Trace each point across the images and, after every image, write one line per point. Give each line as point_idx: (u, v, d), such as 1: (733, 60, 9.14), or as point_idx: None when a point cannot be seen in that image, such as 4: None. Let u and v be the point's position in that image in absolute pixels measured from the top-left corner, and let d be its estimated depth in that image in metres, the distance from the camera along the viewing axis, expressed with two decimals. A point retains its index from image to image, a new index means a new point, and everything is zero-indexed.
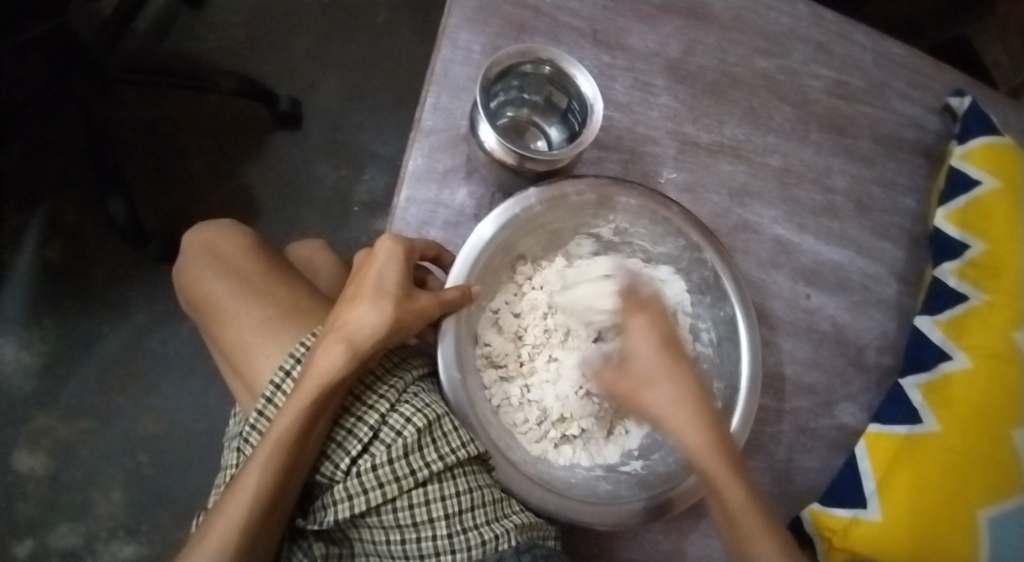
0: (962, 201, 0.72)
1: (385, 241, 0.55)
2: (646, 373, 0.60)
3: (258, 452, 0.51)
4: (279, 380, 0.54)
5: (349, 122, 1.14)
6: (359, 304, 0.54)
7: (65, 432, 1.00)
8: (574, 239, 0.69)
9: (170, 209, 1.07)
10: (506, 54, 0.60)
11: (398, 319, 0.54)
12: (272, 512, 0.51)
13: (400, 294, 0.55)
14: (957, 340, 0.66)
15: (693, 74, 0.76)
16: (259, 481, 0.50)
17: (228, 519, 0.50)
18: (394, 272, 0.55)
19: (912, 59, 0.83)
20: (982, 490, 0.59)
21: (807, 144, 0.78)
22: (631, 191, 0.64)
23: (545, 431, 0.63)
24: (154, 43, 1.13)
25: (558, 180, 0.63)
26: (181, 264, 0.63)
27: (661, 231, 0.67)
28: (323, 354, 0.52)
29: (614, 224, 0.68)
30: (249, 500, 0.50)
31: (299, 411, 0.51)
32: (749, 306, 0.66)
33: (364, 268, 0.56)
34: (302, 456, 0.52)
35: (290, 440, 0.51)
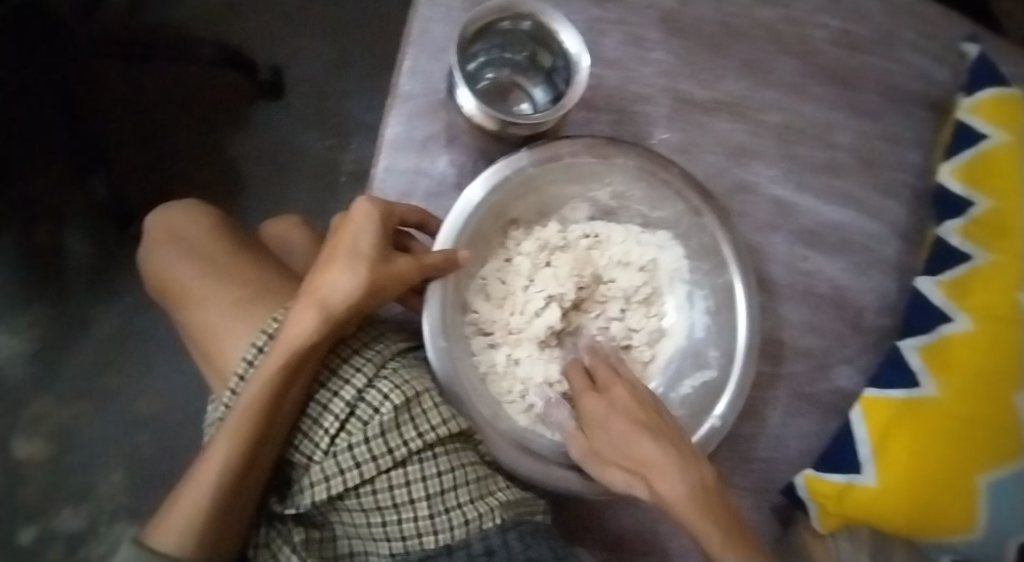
0: (968, 155, 0.69)
1: (363, 204, 0.53)
2: (621, 438, 0.51)
3: (227, 423, 0.51)
4: (251, 357, 0.53)
5: (335, 88, 1.11)
6: (333, 270, 0.52)
7: (65, 413, 1.00)
8: (566, 206, 0.67)
9: (155, 184, 1.05)
10: (484, 10, 0.57)
11: (373, 283, 0.52)
12: (245, 479, 0.51)
13: (376, 259, 0.53)
14: (959, 303, 0.64)
15: (690, 27, 0.72)
16: (230, 446, 0.50)
17: (200, 488, 0.51)
18: (368, 237, 0.53)
19: (919, 5, 0.79)
20: (988, 458, 0.58)
21: (807, 99, 0.75)
22: (629, 152, 0.62)
23: (530, 404, 0.60)
24: (131, 13, 1.09)
25: (551, 141, 0.60)
26: (144, 247, 0.61)
27: (660, 196, 0.65)
28: (295, 320, 0.51)
29: (611, 186, 0.65)
30: (222, 464, 0.50)
31: (268, 378, 0.50)
32: (746, 272, 0.64)
33: (340, 233, 0.54)
34: (275, 424, 0.51)
35: (259, 412, 0.50)
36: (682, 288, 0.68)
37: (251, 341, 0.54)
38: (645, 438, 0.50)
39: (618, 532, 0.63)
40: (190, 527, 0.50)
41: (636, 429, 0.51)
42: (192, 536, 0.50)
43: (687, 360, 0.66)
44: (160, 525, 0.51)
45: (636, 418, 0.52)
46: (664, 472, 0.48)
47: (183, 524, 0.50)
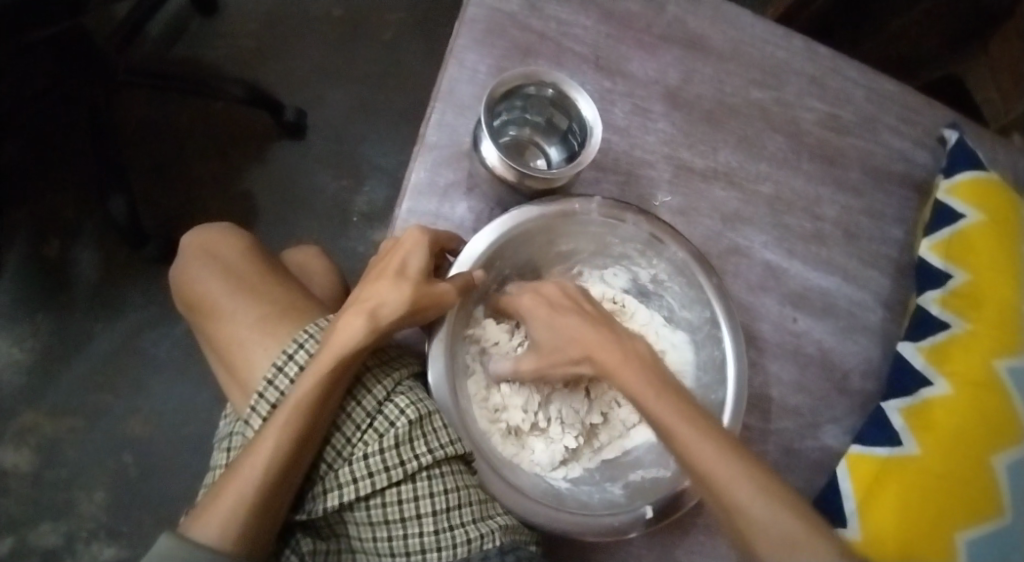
0: (946, 233, 0.74)
1: (413, 231, 0.57)
2: (558, 324, 0.61)
3: (273, 419, 0.51)
4: (282, 362, 0.55)
5: (353, 135, 1.17)
6: (382, 284, 0.56)
7: (53, 428, 1.00)
8: (608, 269, 0.73)
9: (170, 212, 1.08)
10: (511, 76, 0.63)
11: (416, 300, 0.55)
12: (281, 484, 0.52)
13: (421, 280, 0.56)
14: (938, 367, 0.68)
15: (691, 102, 0.79)
16: (275, 447, 0.51)
17: (241, 483, 0.51)
18: (420, 258, 0.57)
19: (902, 95, 0.86)
20: (965, 515, 0.61)
21: (798, 173, 0.80)
22: (683, 243, 0.66)
23: (498, 417, 0.64)
24: (162, 49, 1.15)
25: (621, 203, 0.65)
26: (178, 263, 0.65)
27: (692, 296, 0.69)
28: (345, 326, 0.53)
29: (653, 271, 0.70)
30: (263, 466, 0.51)
31: (317, 380, 0.52)
32: (741, 395, 0.64)
33: (389, 255, 0.58)
34: (315, 431, 0.53)
35: (306, 409, 0.51)
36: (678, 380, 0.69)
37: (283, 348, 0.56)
38: (570, 317, 0.61)
39: None
40: (230, 525, 0.50)
41: (571, 306, 0.62)
42: (231, 530, 0.50)
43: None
44: (197, 524, 0.50)
45: (570, 303, 0.62)
46: (599, 344, 0.59)
47: (224, 522, 0.50)
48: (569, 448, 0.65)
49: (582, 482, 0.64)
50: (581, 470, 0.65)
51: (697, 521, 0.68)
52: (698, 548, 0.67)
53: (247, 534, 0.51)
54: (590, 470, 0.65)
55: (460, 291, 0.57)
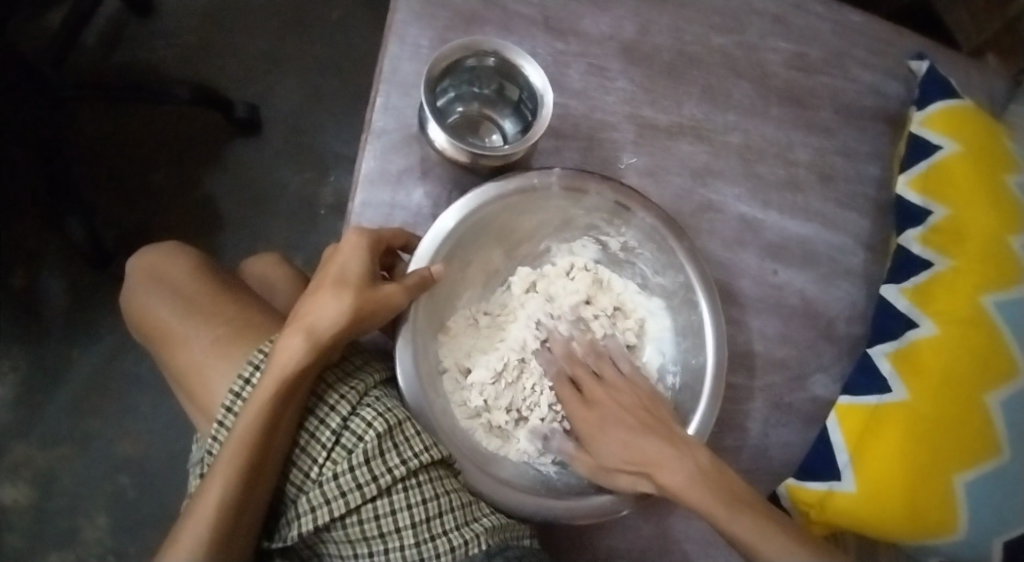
0: (923, 167, 0.72)
1: (351, 235, 0.55)
2: (625, 450, 0.56)
3: (223, 450, 0.50)
4: (238, 389, 0.53)
5: (311, 124, 1.13)
6: (321, 296, 0.53)
7: (44, 458, 0.99)
8: (575, 247, 0.70)
9: (133, 226, 1.05)
10: (450, 50, 0.59)
11: (360, 308, 0.53)
12: (241, 515, 0.50)
13: (363, 285, 0.53)
14: (923, 308, 0.66)
15: (649, 56, 0.75)
16: (225, 480, 0.49)
17: (195, 526, 0.49)
18: (359, 262, 0.54)
19: (869, 25, 0.82)
20: (962, 459, 0.60)
21: (766, 119, 0.77)
22: (648, 209, 0.64)
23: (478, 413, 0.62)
24: (104, 55, 1.10)
25: (580, 172, 0.62)
26: (126, 290, 0.62)
27: (665, 261, 0.66)
28: (284, 347, 0.51)
29: (623, 238, 0.68)
30: (216, 501, 0.49)
31: (262, 407, 0.50)
32: (721, 358, 0.63)
33: (328, 262, 0.55)
34: (269, 457, 0.51)
35: (256, 437, 0.49)
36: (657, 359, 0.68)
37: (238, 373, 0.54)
38: (642, 438, 0.56)
39: (611, 553, 0.64)
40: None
41: (645, 430, 0.57)
42: None
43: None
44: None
45: (641, 422, 0.57)
46: (663, 466, 0.55)
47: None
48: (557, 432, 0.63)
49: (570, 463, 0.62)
50: None
51: None
52: (697, 514, 0.66)
53: None
54: None
55: (412, 290, 0.55)
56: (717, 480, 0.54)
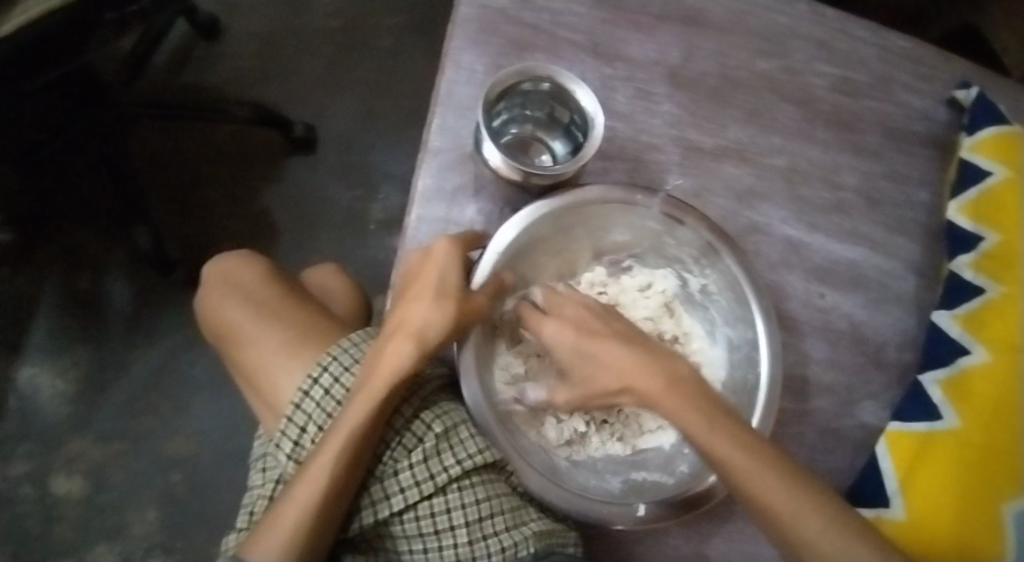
0: (973, 193, 0.72)
1: (445, 243, 0.55)
2: (587, 350, 0.56)
3: (327, 442, 0.52)
4: (307, 387, 0.56)
5: (361, 142, 1.17)
6: (421, 302, 0.55)
7: (100, 454, 1.03)
8: (656, 274, 0.71)
9: (192, 237, 1.10)
10: (507, 74, 0.62)
11: (460, 319, 0.54)
12: (339, 504, 0.53)
13: (461, 295, 0.55)
14: (974, 335, 0.66)
15: (695, 80, 0.77)
16: (329, 474, 0.52)
17: (298, 510, 0.51)
18: (455, 272, 0.55)
19: (918, 52, 0.82)
20: (1008, 485, 0.59)
21: (813, 143, 0.78)
22: (737, 258, 0.65)
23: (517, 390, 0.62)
24: (170, 76, 1.16)
25: (682, 206, 0.64)
26: (202, 294, 0.66)
27: (739, 313, 0.67)
28: (391, 351, 0.54)
29: (704, 281, 0.68)
30: (320, 491, 0.51)
31: (368, 406, 0.53)
32: (774, 391, 0.62)
33: (421, 270, 0.56)
34: (366, 451, 0.53)
35: (362, 429, 0.53)
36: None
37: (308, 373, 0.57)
38: (611, 345, 0.56)
39: None
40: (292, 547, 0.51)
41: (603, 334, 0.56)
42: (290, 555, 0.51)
43: (675, 450, 0.64)
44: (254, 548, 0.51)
45: (598, 330, 0.57)
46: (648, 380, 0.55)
47: (284, 547, 0.51)
48: (578, 430, 0.63)
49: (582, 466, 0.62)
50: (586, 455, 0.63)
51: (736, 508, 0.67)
52: (739, 535, 0.66)
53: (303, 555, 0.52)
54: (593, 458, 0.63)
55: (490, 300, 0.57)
56: (700, 398, 0.54)
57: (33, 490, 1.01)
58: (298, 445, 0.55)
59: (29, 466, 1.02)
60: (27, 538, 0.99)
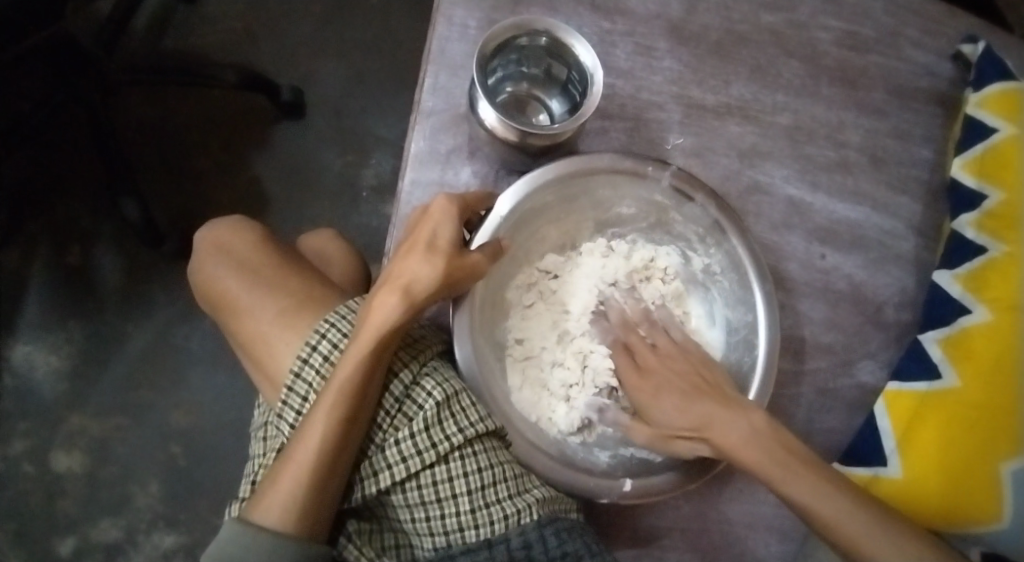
0: (979, 149, 0.70)
1: (439, 200, 0.54)
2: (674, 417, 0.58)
3: (322, 399, 0.51)
4: (306, 354, 0.55)
5: (352, 106, 1.14)
6: (411, 258, 0.53)
7: (98, 429, 1.02)
8: (659, 250, 0.69)
9: (183, 206, 1.08)
10: (501, 28, 0.59)
11: (450, 274, 0.53)
12: (336, 462, 0.51)
13: (453, 252, 0.53)
14: (976, 294, 0.65)
15: (696, 35, 0.74)
16: (324, 432, 0.50)
17: (295, 467, 0.51)
18: (448, 229, 0.53)
19: (923, 4, 0.80)
20: (1006, 444, 0.58)
21: (817, 100, 0.76)
22: (743, 239, 0.64)
23: (525, 372, 0.62)
24: (152, 40, 1.13)
25: (687, 179, 0.63)
26: (196, 261, 0.64)
27: (740, 296, 0.65)
28: (378, 306, 0.52)
29: (708, 260, 0.67)
30: (315, 449, 0.50)
31: (357, 363, 0.51)
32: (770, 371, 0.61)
33: (418, 226, 0.54)
34: (361, 409, 0.52)
35: (352, 387, 0.51)
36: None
37: (306, 340, 0.56)
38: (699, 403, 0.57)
39: (653, 532, 0.64)
40: (292, 506, 0.50)
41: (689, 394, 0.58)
42: (290, 514, 0.50)
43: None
44: (259, 507, 0.51)
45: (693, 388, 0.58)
46: (723, 423, 0.56)
47: (284, 505, 0.50)
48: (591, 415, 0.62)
49: (596, 448, 0.61)
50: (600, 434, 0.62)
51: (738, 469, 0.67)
52: (739, 496, 0.66)
53: (304, 514, 0.51)
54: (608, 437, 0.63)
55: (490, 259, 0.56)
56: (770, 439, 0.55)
57: (34, 467, 1.00)
58: (299, 414, 0.55)
59: (29, 443, 1.01)
60: (30, 515, 0.99)
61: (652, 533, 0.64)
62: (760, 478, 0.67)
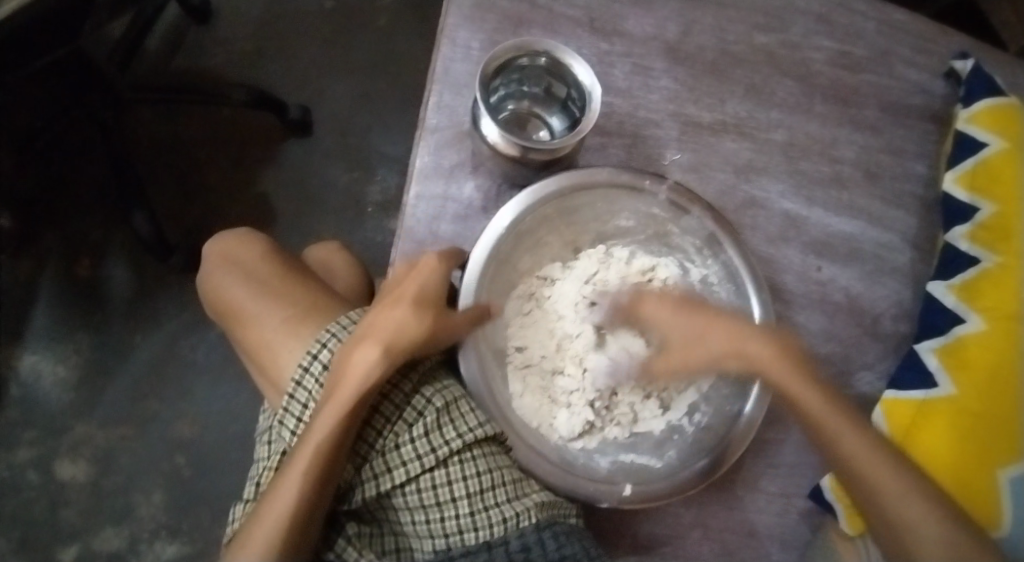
0: (970, 163, 0.72)
1: (430, 258, 0.58)
2: (690, 328, 0.62)
3: (295, 462, 0.52)
4: (307, 364, 0.56)
5: (358, 125, 1.17)
6: (396, 310, 0.56)
7: (104, 439, 1.04)
8: (659, 261, 0.69)
9: (191, 221, 1.10)
10: (504, 49, 0.61)
11: (434, 330, 0.56)
12: (311, 515, 0.53)
13: (438, 308, 0.57)
14: (970, 304, 0.66)
15: (693, 55, 0.77)
16: (301, 484, 0.52)
17: (271, 517, 0.52)
18: (435, 287, 0.57)
19: (915, 25, 0.82)
20: (1004, 453, 0.59)
21: (811, 117, 0.78)
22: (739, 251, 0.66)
23: (526, 376, 0.63)
24: (165, 60, 1.16)
25: (686, 194, 0.65)
26: (203, 272, 0.66)
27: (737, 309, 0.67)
28: (356, 355, 0.54)
29: (706, 272, 0.69)
30: (290, 502, 0.51)
31: (336, 415, 0.52)
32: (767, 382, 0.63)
33: (403, 280, 0.58)
34: (336, 464, 0.53)
35: (329, 442, 0.52)
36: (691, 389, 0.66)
37: (307, 350, 0.57)
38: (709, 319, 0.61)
39: (652, 538, 0.65)
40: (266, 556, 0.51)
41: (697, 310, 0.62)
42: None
43: (664, 435, 0.65)
44: (236, 557, 0.52)
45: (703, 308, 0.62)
46: (727, 332, 0.61)
47: (259, 557, 0.51)
48: (589, 421, 0.63)
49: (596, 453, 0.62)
50: (599, 441, 0.63)
51: (736, 477, 0.68)
52: (737, 503, 0.67)
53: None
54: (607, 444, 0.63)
55: (472, 322, 0.58)
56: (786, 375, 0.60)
57: (39, 476, 1.02)
58: (300, 420, 0.56)
59: (34, 453, 1.02)
60: (34, 523, 1.00)
61: (651, 540, 0.65)
62: (758, 486, 0.68)
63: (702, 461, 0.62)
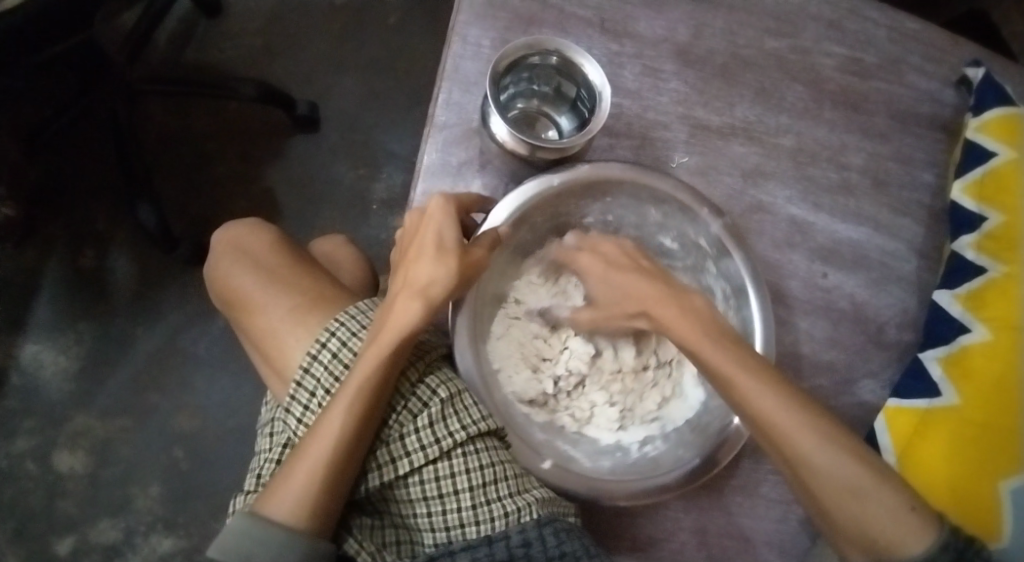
0: (978, 173, 0.72)
1: (437, 200, 0.56)
2: (613, 281, 0.62)
3: (337, 401, 0.52)
4: (315, 351, 0.56)
5: (365, 121, 1.17)
6: (421, 259, 0.55)
7: (103, 430, 1.03)
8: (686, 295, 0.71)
9: (196, 214, 1.10)
10: (514, 47, 0.61)
11: (463, 273, 0.55)
12: (351, 459, 0.53)
13: (461, 250, 0.55)
14: (975, 314, 0.66)
15: (703, 58, 0.76)
16: (342, 428, 0.52)
17: (312, 459, 0.52)
18: (452, 229, 0.55)
19: (926, 32, 0.82)
20: (1005, 463, 0.58)
21: (820, 123, 0.78)
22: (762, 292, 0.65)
23: (513, 334, 0.66)
24: (175, 53, 1.16)
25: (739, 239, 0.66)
26: (210, 261, 0.66)
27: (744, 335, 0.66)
28: (399, 310, 0.54)
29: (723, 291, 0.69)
30: (331, 446, 0.52)
31: (377, 360, 0.52)
32: None
33: (420, 229, 0.57)
34: (378, 408, 0.53)
35: (371, 387, 0.52)
36: (656, 427, 0.67)
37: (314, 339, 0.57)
38: (631, 276, 0.61)
39: (651, 542, 0.65)
40: (309, 502, 0.51)
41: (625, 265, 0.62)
42: (304, 511, 0.51)
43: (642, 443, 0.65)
44: (270, 503, 0.52)
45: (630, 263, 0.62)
46: (636, 289, 0.61)
47: (297, 503, 0.51)
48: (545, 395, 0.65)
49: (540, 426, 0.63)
50: (545, 417, 0.64)
51: (735, 482, 0.68)
52: (738, 509, 0.67)
53: (320, 509, 0.52)
54: (556, 422, 0.64)
55: (490, 251, 0.57)
56: (719, 328, 0.59)
57: (37, 467, 1.02)
58: (306, 408, 0.56)
59: (34, 442, 1.02)
60: (31, 513, 1.00)
61: (649, 543, 0.65)
62: (758, 492, 0.68)
63: (694, 460, 0.62)
